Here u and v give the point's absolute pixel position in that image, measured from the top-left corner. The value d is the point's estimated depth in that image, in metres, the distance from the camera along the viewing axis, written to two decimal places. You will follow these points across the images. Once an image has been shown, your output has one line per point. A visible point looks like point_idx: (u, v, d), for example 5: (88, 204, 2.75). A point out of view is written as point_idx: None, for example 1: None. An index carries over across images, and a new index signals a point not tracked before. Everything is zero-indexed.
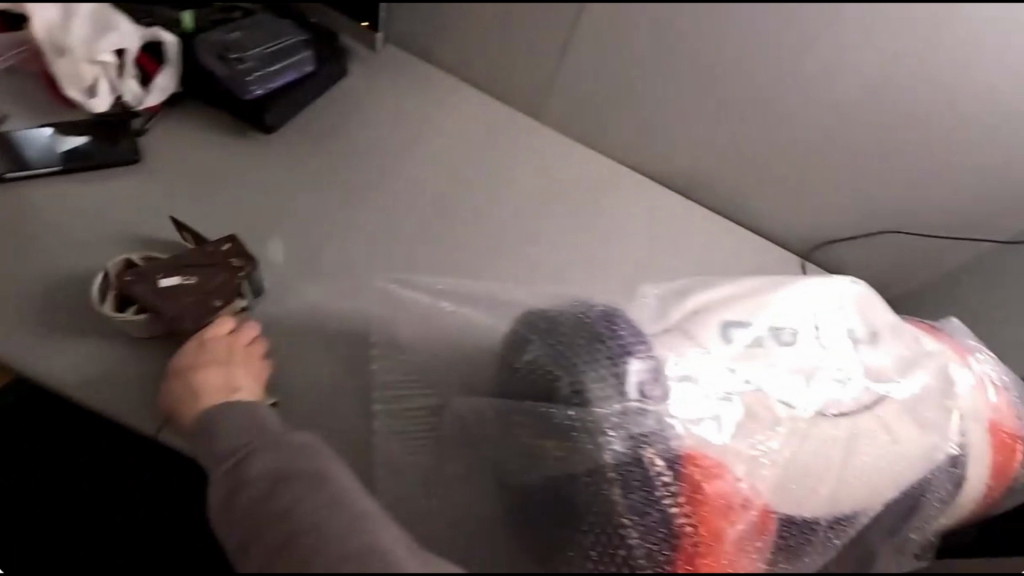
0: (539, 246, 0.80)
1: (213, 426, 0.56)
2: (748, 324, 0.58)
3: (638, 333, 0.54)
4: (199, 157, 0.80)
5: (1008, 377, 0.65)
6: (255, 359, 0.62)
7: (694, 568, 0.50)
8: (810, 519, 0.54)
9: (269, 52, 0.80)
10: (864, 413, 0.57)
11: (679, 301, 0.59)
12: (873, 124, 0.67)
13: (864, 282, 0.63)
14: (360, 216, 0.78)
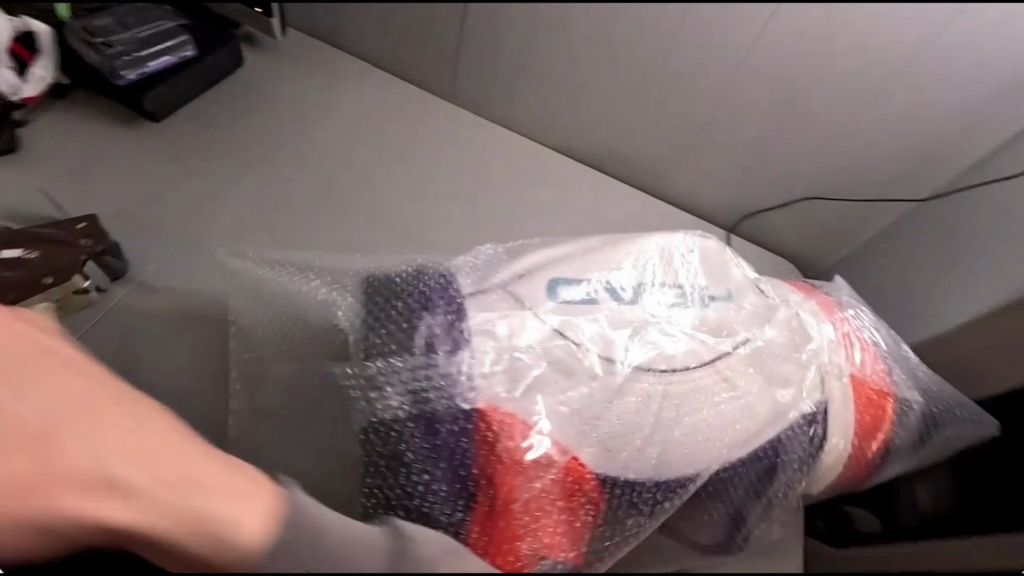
0: (427, 219, 0.83)
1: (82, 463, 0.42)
2: (581, 281, 0.54)
3: (439, 286, 0.50)
4: (82, 144, 0.81)
5: (881, 334, 0.62)
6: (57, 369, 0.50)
7: (487, 535, 0.43)
8: (635, 480, 0.49)
9: (142, 37, 0.80)
10: (702, 367, 0.52)
11: (509, 260, 0.56)
12: (733, 76, 0.70)
13: (718, 239, 0.60)
14: (243, 194, 0.81)
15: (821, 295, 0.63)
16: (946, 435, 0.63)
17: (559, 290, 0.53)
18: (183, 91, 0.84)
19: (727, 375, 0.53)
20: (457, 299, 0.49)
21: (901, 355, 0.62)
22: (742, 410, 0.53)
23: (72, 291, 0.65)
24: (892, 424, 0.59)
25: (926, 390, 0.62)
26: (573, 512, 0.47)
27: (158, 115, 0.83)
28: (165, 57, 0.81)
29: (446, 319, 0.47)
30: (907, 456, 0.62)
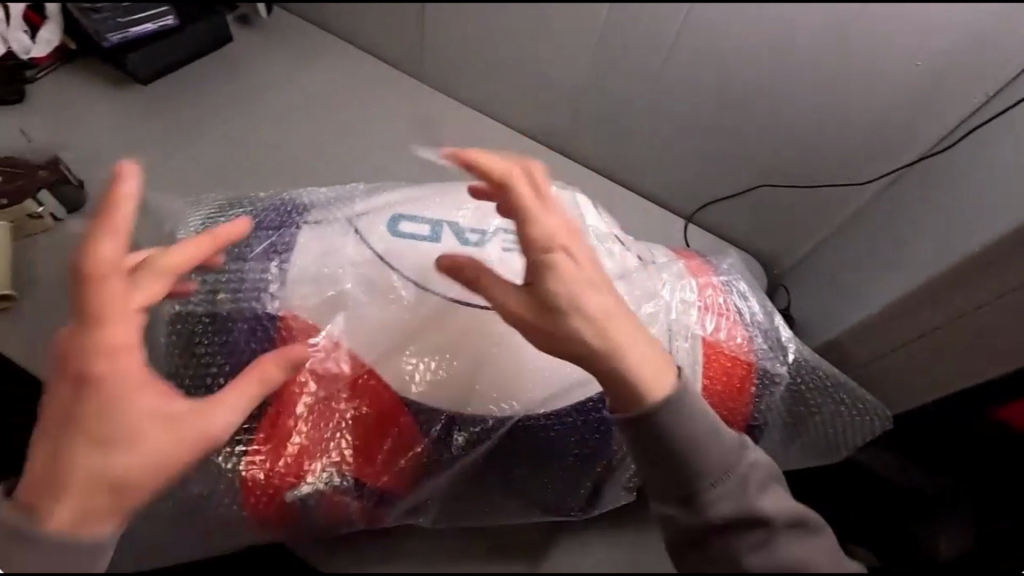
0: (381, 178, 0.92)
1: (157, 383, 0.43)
2: (421, 220, 0.55)
3: (273, 210, 0.58)
4: (78, 99, 0.93)
5: (748, 302, 0.60)
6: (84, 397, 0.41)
7: (277, 431, 0.49)
8: (438, 410, 0.52)
9: (128, 7, 0.93)
10: None
11: (363, 195, 0.59)
12: (660, 74, 0.80)
13: (579, 192, 0.62)
14: (210, 148, 0.91)
15: (695, 260, 0.63)
16: (822, 417, 0.59)
17: (400, 224, 0.55)
18: (163, 55, 0.95)
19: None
20: (287, 220, 0.57)
21: (771, 326, 0.59)
22: None
23: (26, 214, 0.76)
24: (751, 398, 0.56)
25: (799, 364, 0.58)
26: (373, 427, 0.51)
27: (142, 75, 0.95)
28: (146, 24, 0.93)
29: (265, 236, 0.55)
30: (776, 435, 0.59)
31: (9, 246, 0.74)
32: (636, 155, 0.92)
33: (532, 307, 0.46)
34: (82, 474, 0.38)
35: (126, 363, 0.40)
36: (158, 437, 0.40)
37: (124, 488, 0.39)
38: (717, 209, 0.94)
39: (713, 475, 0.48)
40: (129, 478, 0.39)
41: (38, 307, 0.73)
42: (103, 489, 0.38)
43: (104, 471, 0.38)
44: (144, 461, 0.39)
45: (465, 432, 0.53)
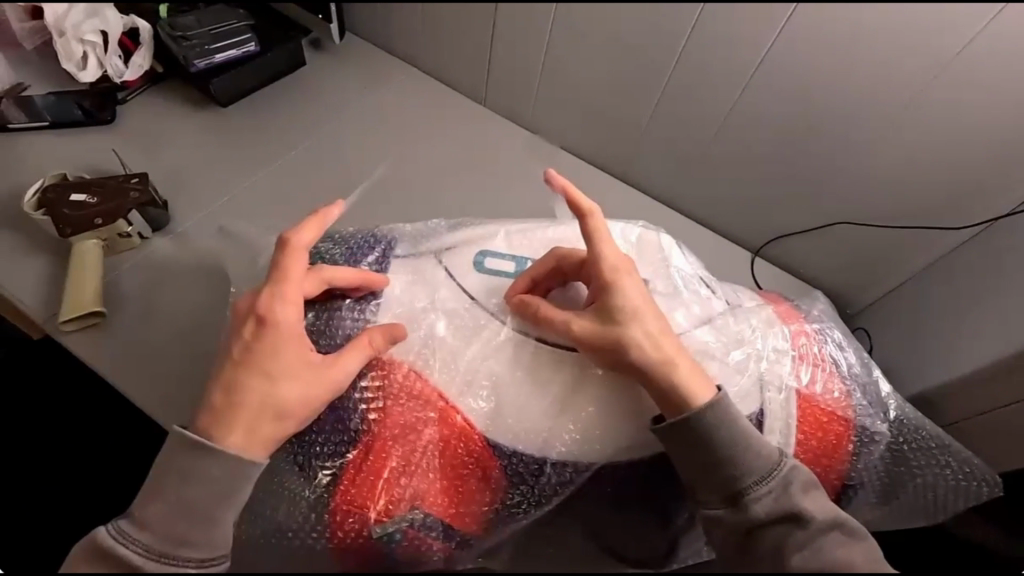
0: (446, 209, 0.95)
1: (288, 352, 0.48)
2: (508, 257, 0.60)
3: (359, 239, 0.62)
4: (163, 120, 0.98)
5: (843, 352, 0.58)
6: (248, 396, 0.46)
7: (368, 469, 0.50)
8: (529, 456, 0.52)
9: (214, 33, 0.95)
10: None
11: (446, 229, 0.63)
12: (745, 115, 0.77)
13: (665, 232, 0.62)
14: (284, 173, 0.94)
15: (785, 306, 0.61)
16: (924, 481, 0.55)
17: (486, 262, 0.60)
18: (246, 79, 0.99)
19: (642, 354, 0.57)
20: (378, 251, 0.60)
21: (869, 380, 0.57)
22: None
23: (117, 233, 0.80)
24: (850, 458, 0.53)
25: (900, 423, 0.55)
26: (461, 467, 0.52)
27: (223, 98, 0.98)
28: (231, 51, 0.96)
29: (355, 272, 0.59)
30: (871, 498, 0.55)
31: (98, 263, 0.78)
32: (701, 189, 0.91)
33: (597, 324, 0.51)
34: (258, 402, 0.46)
35: (293, 317, 0.49)
36: (306, 379, 0.48)
37: (287, 414, 0.47)
38: (787, 245, 0.92)
39: (758, 474, 0.47)
40: (291, 407, 0.47)
41: (124, 323, 0.76)
42: (269, 415, 0.47)
43: (272, 399, 0.47)
44: (302, 396, 0.48)
45: (549, 479, 0.52)
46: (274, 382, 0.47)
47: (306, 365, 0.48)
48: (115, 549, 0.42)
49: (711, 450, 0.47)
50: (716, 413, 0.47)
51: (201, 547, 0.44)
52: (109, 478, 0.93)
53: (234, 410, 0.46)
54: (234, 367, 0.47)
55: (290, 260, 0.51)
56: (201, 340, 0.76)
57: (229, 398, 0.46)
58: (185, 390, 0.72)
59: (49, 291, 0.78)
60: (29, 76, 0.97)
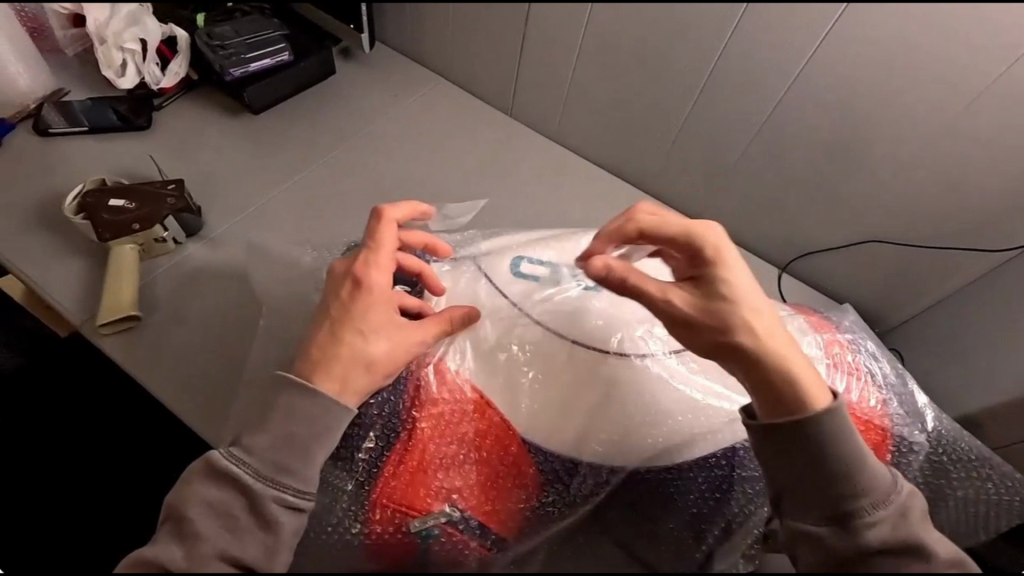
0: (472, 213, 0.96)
1: (374, 310, 0.51)
2: (543, 262, 0.60)
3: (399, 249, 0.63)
4: (198, 128, 1.00)
5: (879, 364, 0.58)
6: (341, 349, 0.49)
7: (406, 463, 0.51)
8: (565, 457, 0.52)
9: (249, 43, 0.98)
10: (642, 359, 0.55)
11: (481, 237, 0.65)
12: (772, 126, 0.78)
13: None
14: (314, 180, 0.96)
15: (816, 316, 0.61)
16: (965, 496, 0.55)
17: (522, 267, 0.60)
18: (279, 87, 1.01)
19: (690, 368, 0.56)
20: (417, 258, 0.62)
21: (906, 391, 0.57)
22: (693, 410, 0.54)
23: (153, 238, 0.81)
24: (888, 467, 0.52)
25: (937, 435, 0.55)
26: (497, 464, 0.52)
27: (255, 105, 1.00)
28: (265, 60, 0.98)
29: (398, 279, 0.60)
30: None
31: (134, 268, 0.79)
32: (728, 201, 0.91)
33: (711, 309, 0.49)
34: (349, 353, 0.49)
35: (385, 281, 0.52)
36: (393, 338, 0.51)
37: (375, 367, 0.50)
38: (813, 261, 0.92)
39: (875, 499, 0.45)
40: (381, 364, 0.50)
41: (160, 326, 0.78)
42: (359, 367, 0.49)
43: (362, 354, 0.49)
44: (389, 354, 0.50)
45: (586, 482, 0.52)
46: (364, 339, 0.50)
47: (393, 324, 0.51)
48: (227, 467, 0.45)
49: (825, 465, 0.46)
50: (836, 418, 0.47)
51: (300, 478, 0.46)
52: (137, 481, 0.94)
53: (329, 360, 0.49)
54: (330, 323, 0.50)
55: (384, 232, 0.54)
56: (236, 345, 0.77)
57: (322, 350, 0.49)
58: (220, 392, 0.73)
59: (88, 293, 0.80)
60: (69, 83, 1.00)
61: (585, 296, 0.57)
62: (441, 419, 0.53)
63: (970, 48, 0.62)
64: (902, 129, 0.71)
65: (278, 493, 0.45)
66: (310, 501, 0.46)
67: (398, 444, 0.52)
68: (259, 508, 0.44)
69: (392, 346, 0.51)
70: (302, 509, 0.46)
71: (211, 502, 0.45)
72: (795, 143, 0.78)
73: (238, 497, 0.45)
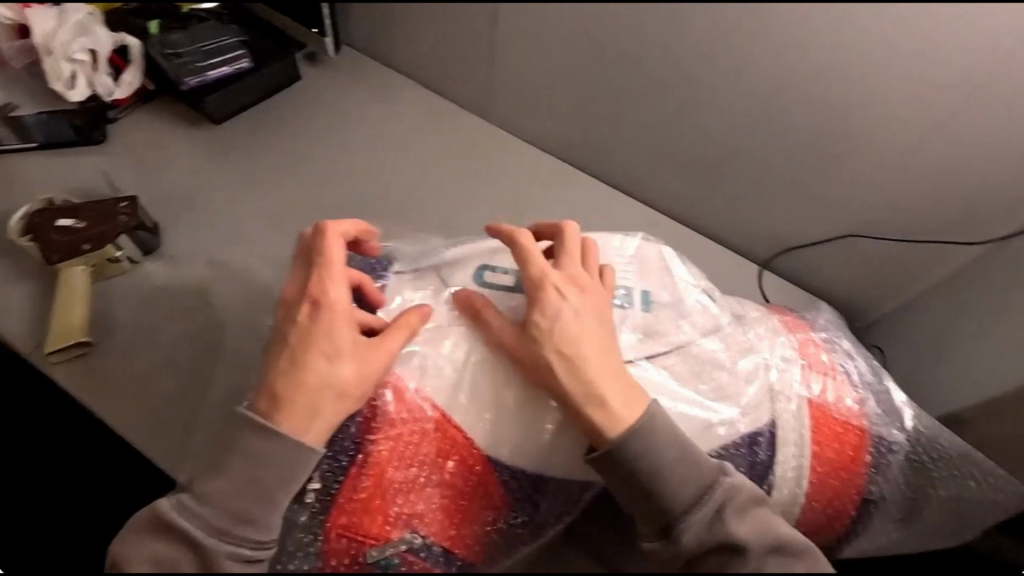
0: (448, 216, 0.94)
1: (338, 326, 0.47)
2: (510, 272, 0.54)
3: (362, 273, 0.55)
4: (155, 139, 0.96)
5: (858, 364, 0.56)
6: (308, 380, 0.45)
7: (363, 495, 0.47)
8: (535, 476, 0.49)
9: (207, 51, 0.95)
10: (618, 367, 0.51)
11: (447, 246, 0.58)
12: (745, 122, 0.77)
13: (663, 242, 0.60)
14: (282, 187, 0.93)
15: (791, 316, 0.60)
16: (946, 493, 0.53)
17: (488, 276, 0.54)
18: (242, 95, 0.98)
19: (674, 373, 0.51)
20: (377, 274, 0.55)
21: (882, 388, 0.55)
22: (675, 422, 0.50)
23: (106, 258, 0.78)
24: (867, 468, 0.51)
25: (917, 433, 0.53)
26: (462, 485, 0.48)
27: (217, 114, 0.97)
28: (224, 68, 0.95)
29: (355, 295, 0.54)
30: (894, 513, 0.53)
31: (86, 290, 0.76)
32: (702, 196, 0.91)
33: (517, 345, 0.49)
34: (317, 381, 0.45)
35: (343, 294, 0.48)
36: (362, 355, 0.47)
37: (347, 391, 0.46)
38: (798, 258, 0.91)
39: (687, 502, 0.45)
40: (352, 387, 0.46)
41: (116, 349, 0.74)
42: (330, 394, 0.46)
43: (329, 379, 0.46)
44: (360, 374, 0.47)
45: (551, 497, 0.49)
46: (333, 362, 0.46)
47: (355, 339, 0.47)
48: (178, 521, 0.43)
49: (636, 480, 0.45)
50: (641, 437, 0.45)
51: (258, 529, 0.44)
52: (104, 507, 0.91)
53: (295, 390, 0.45)
54: (290, 351, 0.47)
55: (332, 245, 0.51)
56: (198, 364, 0.74)
57: (285, 383, 0.45)
58: (180, 415, 0.70)
59: (38, 319, 0.76)
60: (14, 96, 0.95)
61: None
62: (397, 445, 0.48)
63: (944, 42, 0.62)
64: (875, 120, 0.71)
65: (233, 548, 0.42)
66: (268, 550, 0.44)
67: (356, 473, 0.48)
68: (211, 565, 0.42)
69: (362, 363, 0.47)
70: (258, 561, 0.44)
71: (159, 559, 0.42)
72: (768, 138, 0.77)
73: (188, 552, 0.42)
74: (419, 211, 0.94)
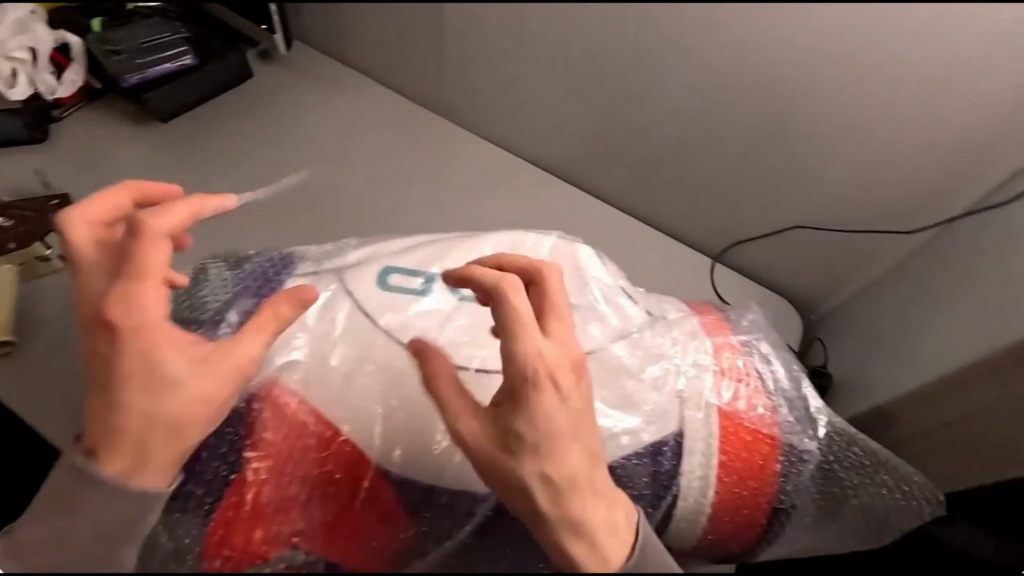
0: (395, 216, 0.94)
1: (150, 354, 0.39)
2: (415, 274, 0.53)
3: (258, 281, 0.51)
4: (98, 138, 0.95)
5: (776, 370, 0.54)
6: (130, 420, 0.38)
7: (237, 510, 0.44)
8: (427, 486, 0.47)
9: (147, 48, 0.94)
10: None
11: (353, 246, 0.56)
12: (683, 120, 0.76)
13: (580, 240, 0.58)
14: (226, 187, 0.93)
15: (713, 316, 0.57)
16: (863, 500, 0.52)
17: (391, 279, 0.52)
18: (183, 93, 0.97)
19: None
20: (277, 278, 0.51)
21: (797, 395, 0.54)
22: None
23: (36, 257, 0.78)
24: (776, 477, 0.50)
25: (830, 440, 0.52)
26: (347, 497, 0.46)
27: (162, 113, 0.96)
28: (165, 65, 0.94)
29: (247, 301, 0.50)
30: (807, 519, 0.52)
31: (11, 287, 0.74)
32: (649, 195, 0.90)
33: (495, 452, 0.40)
34: (140, 418, 0.38)
35: (156, 313, 0.39)
36: (198, 378, 0.40)
37: (181, 427, 0.40)
38: (746, 251, 0.93)
39: None
40: (184, 418, 0.40)
41: (40, 350, 0.73)
42: (161, 431, 0.39)
43: (155, 415, 0.39)
44: (198, 403, 0.40)
45: (444, 507, 0.47)
46: (155, 394, 0.39)
47: (190, 368, 0.40)
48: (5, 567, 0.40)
49: None
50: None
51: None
52: None
53: (117, 436, 0.38)
54: (104, 389, 0.39)
55: (150, 247, 0.40)
56: None
57: (101, 417, 0.38)
58: None
59: None
60: None
61: (467, 319, 0.51)
62: (277, 457, 0.46)
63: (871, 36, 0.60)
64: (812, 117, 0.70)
65: None
66: None
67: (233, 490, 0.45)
68: None
69: (202, 396, 0.40)
70: None
71: None
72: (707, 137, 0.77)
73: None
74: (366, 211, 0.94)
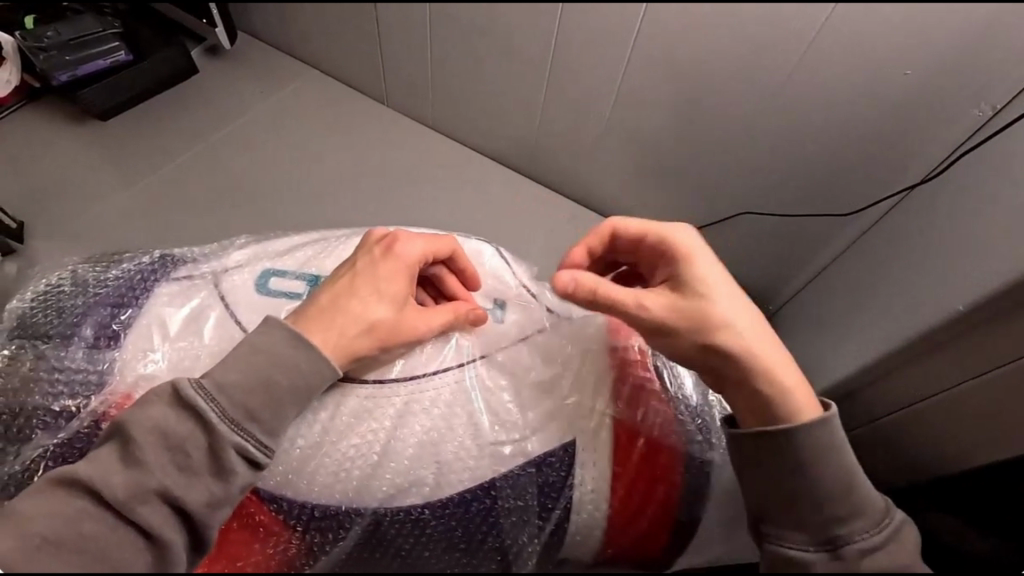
0: (340, 206, 0.94)
1: (400, 304, 0.50)
2: (296, 276, 0.54)
3: (121, 292, 0.52)
4: (31, 133, 0.93)
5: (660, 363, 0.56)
6: (336, 314, 0.47)
7: None
8: (318, 505, 0.49)
9: (77, 43, 0.91)
10: (424, 380, 0.51)
11: (235, 248, 0.57)
12: (625, 112, 0.73)
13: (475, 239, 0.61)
14: (165, 183, 0.92)
15: None
16: None
17: (272, 283, 0.53)
18: (121, 89, 0.95)
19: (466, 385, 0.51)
20: (142, 288, 0.52)
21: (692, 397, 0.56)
22: (466, 439, 0.50)
23: None
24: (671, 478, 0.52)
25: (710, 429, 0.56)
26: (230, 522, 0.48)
27: (101, 109, 0.94)
28: (98, 61, 0.92)
29: (103, 313, 0.51)
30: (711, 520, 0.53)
31: None
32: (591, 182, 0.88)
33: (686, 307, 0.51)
34: (356, 312, 0.48)
35: (407, 244, 0.52)
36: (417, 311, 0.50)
37: (378, 330, 0.48)
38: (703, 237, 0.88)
39: (866, 525, 0.45)
40: (378, 329, 0.48)
41: None
42: (364, 329, 0.48)
43: (363, 318, 0.48)
44: (392, 323, 0.49)
45: (328, 525, 0.49)
46: (375, 315, 0.48)
47: (397, 305, 0.50)
48: None
49: (814, 485, 0.46)
50: (818, 437, 0.46)
51: (266, 429, 0.44)
52: None
53: (344, 334, 0.47)
54: (332, 302, 0.48)
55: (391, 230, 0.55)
56: None
57: (364, 322, 0.48)
58: None
59: None
60: None
61: None
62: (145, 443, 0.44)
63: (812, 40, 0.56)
64: (754, 111, 0.67)
65: None
66: None
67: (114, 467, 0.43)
68: None
69: (394, 327, 0.49)
70: None
71: None
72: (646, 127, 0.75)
73: None
74: (309, 204, 0.94)
